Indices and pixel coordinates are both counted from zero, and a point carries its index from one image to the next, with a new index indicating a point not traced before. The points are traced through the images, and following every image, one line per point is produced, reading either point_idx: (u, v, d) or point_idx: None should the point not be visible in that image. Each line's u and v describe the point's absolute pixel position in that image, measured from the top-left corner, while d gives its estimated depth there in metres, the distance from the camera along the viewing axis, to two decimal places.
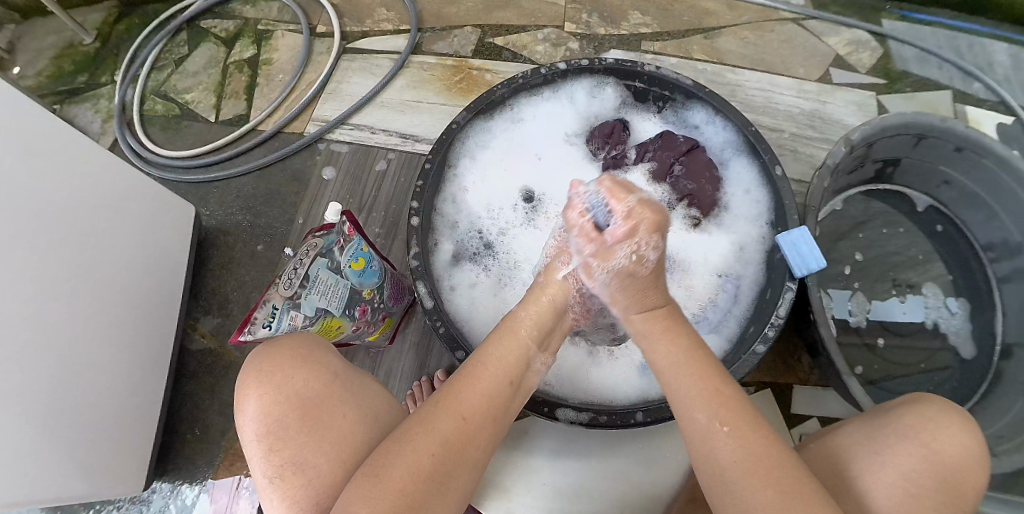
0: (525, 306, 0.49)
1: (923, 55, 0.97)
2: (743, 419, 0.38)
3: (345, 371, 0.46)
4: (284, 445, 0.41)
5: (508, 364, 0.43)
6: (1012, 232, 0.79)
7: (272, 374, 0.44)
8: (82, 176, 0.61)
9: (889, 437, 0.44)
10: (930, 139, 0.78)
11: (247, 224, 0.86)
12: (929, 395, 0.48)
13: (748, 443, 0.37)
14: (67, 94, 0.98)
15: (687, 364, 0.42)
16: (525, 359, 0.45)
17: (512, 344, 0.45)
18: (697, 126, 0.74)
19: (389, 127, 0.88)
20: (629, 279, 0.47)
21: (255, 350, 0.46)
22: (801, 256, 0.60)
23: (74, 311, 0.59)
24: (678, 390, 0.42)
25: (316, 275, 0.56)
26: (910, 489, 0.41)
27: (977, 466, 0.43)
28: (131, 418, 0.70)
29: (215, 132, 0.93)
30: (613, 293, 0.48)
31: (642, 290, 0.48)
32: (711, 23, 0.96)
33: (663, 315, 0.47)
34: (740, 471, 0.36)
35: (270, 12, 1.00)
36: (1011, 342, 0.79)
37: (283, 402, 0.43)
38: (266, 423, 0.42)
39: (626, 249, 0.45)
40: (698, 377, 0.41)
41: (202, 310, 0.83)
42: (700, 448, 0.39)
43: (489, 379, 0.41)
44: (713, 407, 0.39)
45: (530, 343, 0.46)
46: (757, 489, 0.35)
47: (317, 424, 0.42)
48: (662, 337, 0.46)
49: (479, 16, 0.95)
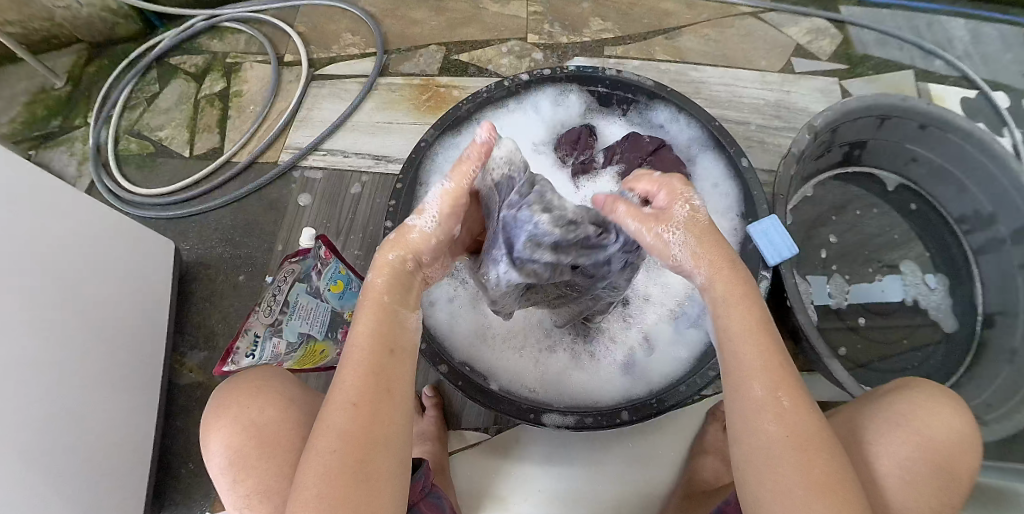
0: (375, 271, 0.42)
1: (883, 37, 0.99)
2: (801, 398, 0.39)
3: (297, 393, 0.48)
4: (249, 475, 0.43)
5: (377, 332, 0.39)
6: (984, 203, 0.82)
7: (229, 407, 0.45)
8: (61, 219, 0.61)
9: (882, 427, 0.45)
10: (893, 119, 0.80)
11: (227, 255, 0.87)
12: (917, 378, 0.49)
13: (800, 423, 0.37)
14: (42, 139, 0.98)
15: (755, 334, 0.41)
16: (393, 321, 0.40)
17: (372, 313, 0.40)
18: (662, 125, 0.75)
19: (361, 149, 0.89)
20: (698, 228, 0.44)
21: (219, 385, 0.48)
22: (774, 245, 0.62)
23: (60, 353, 0.60)
24: (738, 359, 0.40)
25: (295, 301, 0.60)
26: (906, 477, 0.43)
27: (971, 447, 0.44)
28: (125, 458, 0.69)
29: (190, 167, 0.94)
30: (693, 252, 0.43)
31: (713, 245, 0.44)
32: (671, 23, 0.98)
33: (740, 278, 0.44)
34: (789, 447, 0.36)
35: (238, 44, 1.02)
36: (992, 311, 0.81)
37: (240, 432, 0.44)
38: (229, 455, 0.44)
39: (678, 205, 0.45)
40: (762, 348, 0.40)
41: (188, 345, 0.83)
42: (744, 421, 0.39)
43: (356, 356, 0.38)
44: (772, 383, 0.39)
45: (393, 305, 0.41)
46: (804, 465, 0.36)
47: (273, 449, 0.43)
48: (732, 300, 0.43)
49: (444, 33, 0.97)
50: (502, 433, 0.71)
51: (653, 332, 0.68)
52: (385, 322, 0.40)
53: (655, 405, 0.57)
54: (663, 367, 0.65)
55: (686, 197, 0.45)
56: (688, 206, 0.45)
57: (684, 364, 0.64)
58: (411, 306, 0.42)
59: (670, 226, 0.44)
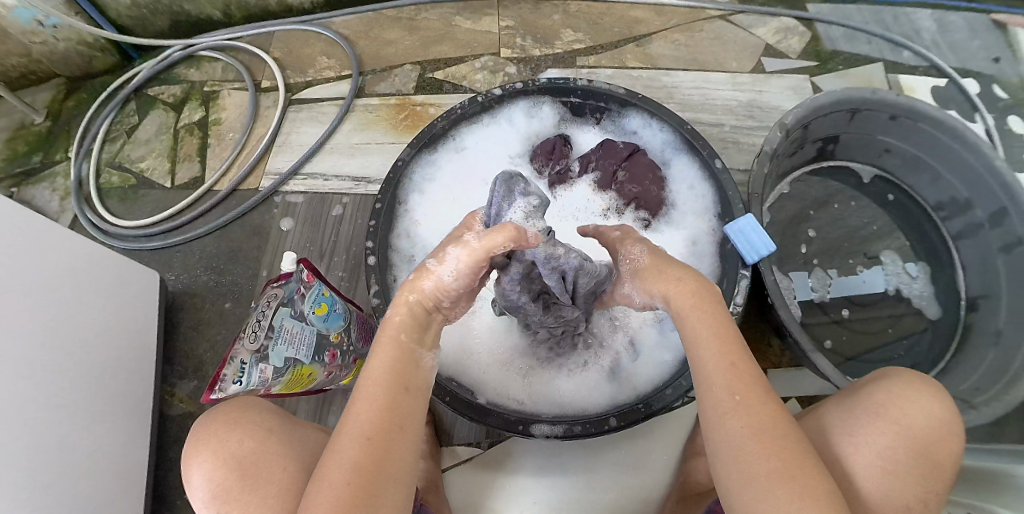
0: (395, 307, 0.46)
1: (850, 33, 1.02)
2: (754, 389, 0.40)
3: (280, 425, 0.48)
4: (231, 507, 0.44)
5: (394, 369, 0.42)
6: (959, 189, 0.83)
7: (208, 441, 0.46)
8: (46, 256, 0.62)
9: (861, 418, 0.46)
10: (864, 112, 0.81)
11: (212, 283, 0.87)
12: (895, 368, 0.50)
13: (755, 412, 0.39)
14: (23, 175, 0.98)
15: (708, 335, 0.43)
16: (409, 358, 0.43)
17: (389, 349, 0.43)
18: (635, 132, 0.77)
19: (341, 172, 0.90)
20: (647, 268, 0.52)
21: (200, 418, 0.49)
22: (751, 242, 0.63)
23: (49, 391, 0.59)
24: (702, 360, 0.43)
25: (280, 325, 0.59)
26: (886, 466, 0.43)
27: (950, 434, 0.45)
28: (119, 493, 0.69)
29: (172, 198, 0.94)
30: (642, 288, 0.51)
31: (661, 272, 0.50)
32: (641, 30, 1.00)
33: (697, 290, 0.47)
34: (746, 436, 0.38)
35: (215, 72, 1.02)
36: (975, 296, 0.82)
37: (221, 466, 0.44)
38: (210, 489, 0.44)
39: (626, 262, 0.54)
40: (717, 348, 0.42)
41: (178, 374, 0.83)
42: (710, 415, 0.41)
43: (376, 391, 0.40)
44: (726, 378, 0.41)
45: (408, 343, 0.44)
46: (761, 451, 0.36)
47: (256, 482, 0.44)
48: (692, 310, 0.46)
49: (419, 52, 0.98)
50: (493, 448, 0.71)
51: (638, 336, 0.69)
52: (404, 362, 0.43)
53: (643, 409, 0.58)
54: (649, 371, 0.66)
55: (628, 251, 0.55)
56: (629, 257, 0.54)
57: (669, 368, 0.65)
58: (425, 347, 0.46)
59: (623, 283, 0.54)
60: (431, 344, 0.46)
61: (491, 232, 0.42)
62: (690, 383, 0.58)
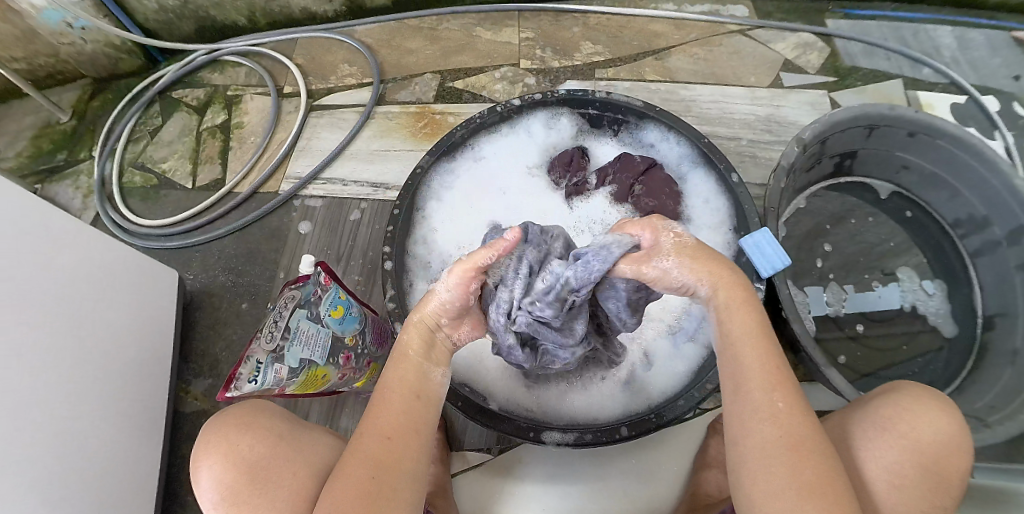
0: (405, 328, 0.47)
1: (869, 49, 1.01)
2: (796, 402, 0.40)
3: (289, 430, 0.48)
4: (238, 510, 0.44)
5: (411, 379, 0.45)
6: (977, 206, 0.82)
7: (219, 443, 0.46)
8: (68, 252, 0.63)
9: (868, 431, 0.45)
10: (881, 128, 0.81)
11: (230, 283, 0.88)
12: (907, 381, 0.49)
13: (792, 422, 0.39)
14: (47, 173, 1.00)
15: (754, 342, 0.43)
16: (423, 372, 0.45)
17: (406, 364, 0.45)
18: (653, 145, 0.77)
19: (360, 177, 0.91)
20: (691, 251, 0.47)
21: (212, 418, 0.49)
22: (766, 256, 0.63)
23: (67, 382, 0.60)
24: (745, 364, 0.43)
25: (296, 326, 0.60)
26: (892, 480, 0.43)
27: (959, 448, 0.44)
28: (130, 486, 0.69)
29: (192, 199, 0.95)
30: (688, 268, 0.46)
31: (707, 262, 0.46)
32: (660, 44, 1.00)
33: (745, 289, 0.47)
34: (782, 447, 0.38)
35: (238, 77, 1.04)
36: (992, 314, 0.81)
37: (232, 469, 0.45)
38: (219, 491, 0.45)
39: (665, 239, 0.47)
40: (762, 356, 0.43)
41: (193, 372, 0.84)
42: (739, 416, 0.41)
43: (395, 401, 0.43)
44: (768, 384, 0.41)
45: (421, 358, 0.46)
46: (796, 462, 0.37)
47: (265, 485, 0.44)
48: (739, 311, 0.45)
49: (439, 62, 0.99)
50: (502, 455, 0.71)
51: (650, 348, 0.69)
52: (416, 372, 0.45)
53: (655, 419, 0.58)
54: (662, 382, 0.65)
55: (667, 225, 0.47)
56: (673, 234, 0.47)
57: (682, 379, 0.65)
58: (435, 362, 0.47)
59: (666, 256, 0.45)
60: (440, 359, 0.47)
61: (478, 247, 0.43)
62: (703, 394, 0.58)
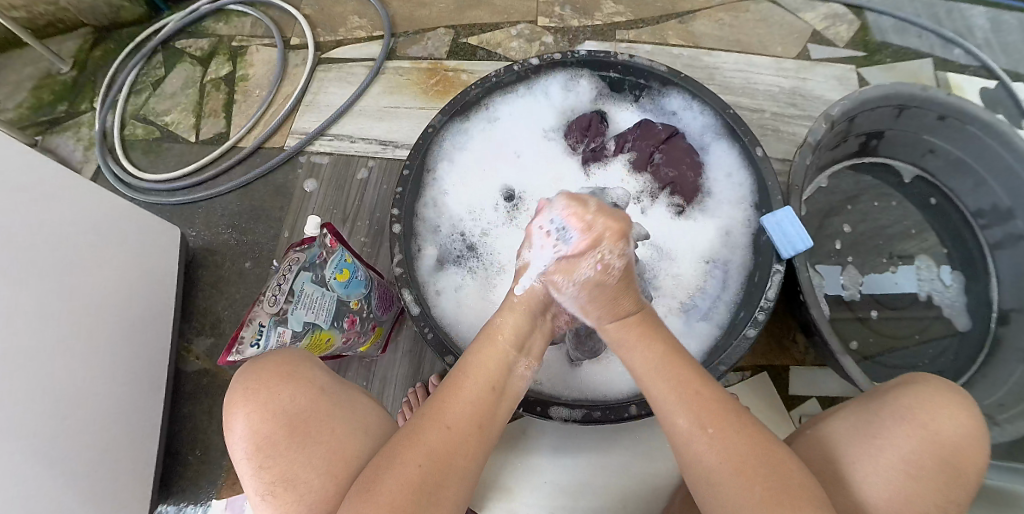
0: (501, 312, 0.47)
1: (901, 24, 0.96)
2: (726, 419, 0.39)
3: (332, 386, 0.48)
4: (275, 462, 0.43)
5: (492, 371, 0.43)
6: (1002, 197, 0.79)
7: (257, 392, 0.45)
8: (66, 210, 0.61)
9: (886, 421, 0.44)
10: (911, 109, 0.77)
11: (234, 241, 0.86)
12: (922, 373, 0.48)
13: (731, 442, 0.38)
14: (48, 124, 0.97)
15: (665, 363, 0.42)
16: (507, 365, 0.44)
17: (491, 353, 0.44)
18: (675, 113, 0.74)
19: (368, 135, 0.88)
20: (599, 288, 0.44)
21: (241, 367, 0.47)
22: (787, 236, 0.60)
23: (65, 341, 0.59)
24: (657, 395, 0.41)
25: (300, 290, 0.58)
26: (908, 471, 0.42)
27: (977, 444, 0.43)
28: (130, 446, 0.69)
29: (196, 152, 0.93)
30: (583, 305, 0.46)
31: (609, 302, 0.45)
32: (684, 7, 0.96)
33: (638, 321, 0.45)
34: (727, 473, 0.37)
35: (244, 28, 1.00)
36: (1008, 308, 0.78)
37: (269, 419, 0.44)
38: (255, 441, 0.44)
39: (591, 259, 0.43)
40: (675, 380, 0.41)
41: (195, 331, 0.83)
42: (684, 453, 0.39)
43: (470, 387, 0.41)
44: (693, 409, 0.39)
45: (509, 349, 0.45)
46: (745, 486, 0.36)
47: (305, 439, 0.44)
48: (637, 344, 0.44)
49: (452, 16, 0.95)
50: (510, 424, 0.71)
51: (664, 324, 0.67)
52: (499, 362, 0.44)
53: None
54: None
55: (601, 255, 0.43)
56: (604, 259, 0.43)
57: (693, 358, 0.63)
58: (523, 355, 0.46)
59: (568, 279, 0.44)
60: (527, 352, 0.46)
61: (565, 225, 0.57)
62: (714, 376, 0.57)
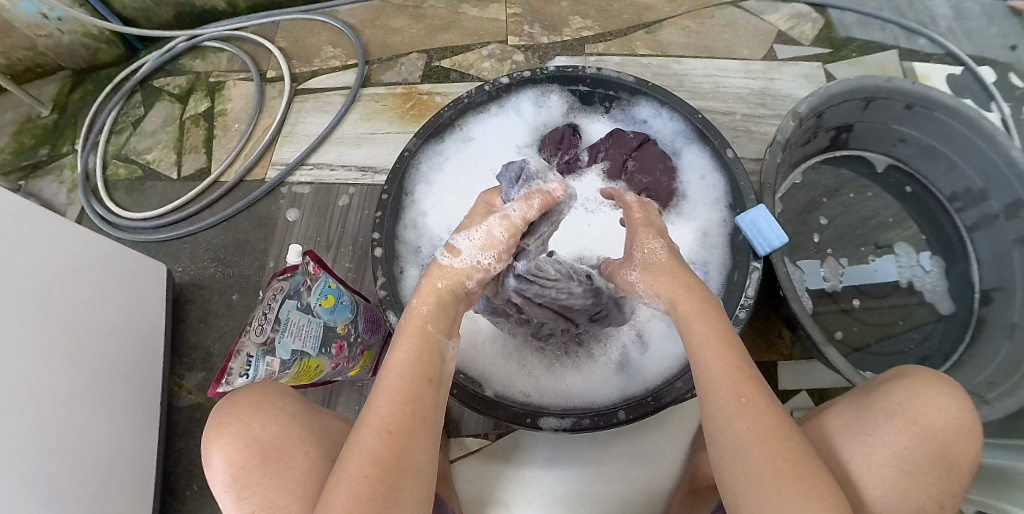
0: (420, 296, 0.45)
1: (864, 19, 0.99)
2: (760, 394, 0.39)
3: (303, 412, 0.49)
4: (252, 491, 0.44)
5: (418, 361, 0.42)
6: (974, 180, 0.81)
7: (231, 424, 0.46)
8: (53, 252, 0.62)
9: (878, 417, 0.45)
10: (878, 100, 0.79)
11: (220, 274, 0.87)
12: (913, 367, 0.49)
13: (760, 416, 0.38)
14: (31, 169, 0.97)
15: (712, 343, 0.42)
16: (434, 350, 0.43)
17: (416, 341, 0.43)
18: (645, 121, 0.76)
19: (348, 162, 0.89)
20: (651, 268, 0.50)
21: (219, 404, 0.49)
22: (762, 234, 0.62)
23: (58, 382, 0.59)
24: (705, 366, 0.42)
25: (286, 318, 0.60)
26: (902, 466, 0.42)
27: (969, 434, 0.44)
28: (127, 484, 0.69)
29: (178, 189, 0.94)
30: (653, 289, 0.49)
31: (669, 275, 0.48)
32: (650, 17, 0.98)
33: (701, 295, 0.46)
34: (752, 440, 0.37)
35: (220, 63, 1.02)
36: (989, 288, 0.80)
37: (243, 449, 0.45)
38: (232, 472, 0.45)
39: (639, 250, 0.52)
40: (720, 357, 0.41)
41: (186, 367, 0.83)
42: (713, 421, 0.40)
43: (399, 381, 0.40)
44: (734, 381, 0.40)
45: (433, 332, 0.43)
46: (768, 454, 0.36)
47: (278, 466, 0.44)
48: (695, 316, 0.45)
49: (424, 40, 0.97)
50: (502, 438, 0.72)
51: (648, 328, 0.68)
52: (428, 350, 0.42)
53: (651, 401, 0.58)
54: (659, 364, 0.65)
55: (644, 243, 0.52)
56: (646, 250, 0.51)
57: (679, 361, 0.64)
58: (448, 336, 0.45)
59: (627, 271, 0.52)
60: (450, 332, 0.45)
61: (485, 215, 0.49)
62: None
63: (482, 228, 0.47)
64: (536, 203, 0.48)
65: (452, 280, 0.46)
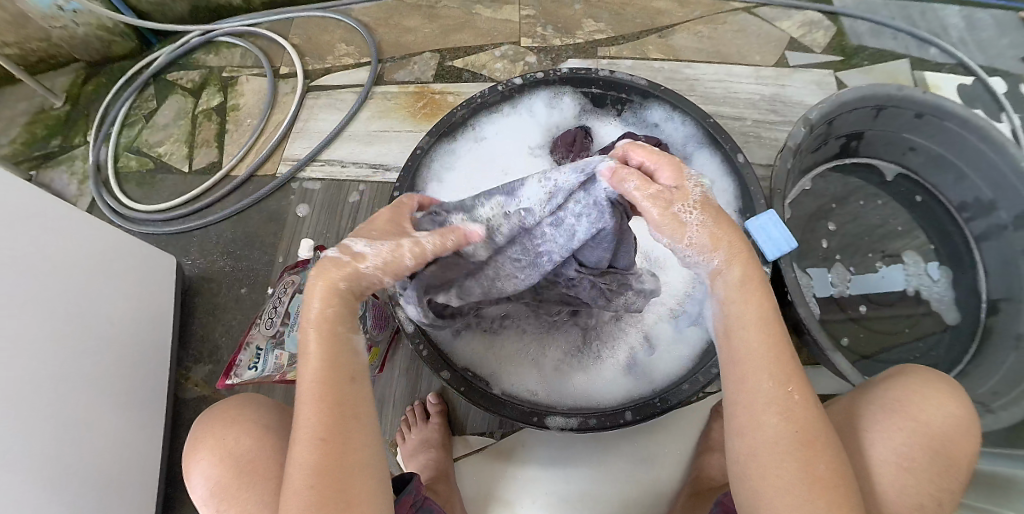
0: (311, 296, 0.39)
1: (876, 28, 0.99)
2: (807, 391, 0.39)
3: (276, 421, 0.49)
4: (228, 504, 0.45)
5: (331, 363, 0.38)
6: (983, 190, 0.81)
7: (207, 438, 0.47)
8: (66, 241, 0.62)
9: (876, 414, 0.45)
10: (889, 108, 0.79)
11: (228, 268, 0.87)
12: (913, 365, 0.49)
13: (803, 416, 0.37)
14: (43, 159, 0.98)
15: (767, 328, 0.40)
16: (346, 348, 0.39)
17: (322, 344, 0.38)
18: (657, 124, 0.76)
19: (359, 159, 0.89)
20: (710, 206, 0.41)
21: (199, 417, 0.50)
22: (772, 238, 0.62)
23: (77, 376, 0.61)
24: (747, 352, 0.40)
25: (295, 311, 0.60)
26: (902, 463, 0.42)
27: (968, 434, 0.44)
28: (130, 475, 0.69)
29: (190, 183, 0.94)
30: (712, 232, 0.41)
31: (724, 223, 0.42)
32: (663, 21, 0.98)
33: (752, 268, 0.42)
34: (791, 440, 0.36)
35: (233, 58, 1.02)
36: (997, 298, 0.80)
37: (220, 462, 0.46)
38: (211, 485, 0.46)
39: (694, 180, 0.42)
40: (771, 345, 0.40)
41: (192, 359, 0.83)
42: (745, 413, 0.38)
43: (314, 389, 0.37)
44: (783, 376, 0.38)
45: (338, 331, 0.39)
46: (806, 461, 0.36)
47: (252, 479, 0.45)
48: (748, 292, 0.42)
49: (437, 40, 0.98)
50: (505, 438, 0.72)
51: (653, 332, 0.68)
52: (340, 351, 0.38)
53: (658, 404, 0.58)
54: (666, 367, 0.65)
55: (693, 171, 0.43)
56: (698, 183, 0.42)
57: (686, 363, 0.64)
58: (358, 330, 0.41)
59: (683, 201, 0.41)
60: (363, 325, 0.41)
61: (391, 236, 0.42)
62: (707, 379, 0.58)
63: (394, 245, 0.41)
64: (452, 241, 0.45)
65: (349, 275, 0.39)
